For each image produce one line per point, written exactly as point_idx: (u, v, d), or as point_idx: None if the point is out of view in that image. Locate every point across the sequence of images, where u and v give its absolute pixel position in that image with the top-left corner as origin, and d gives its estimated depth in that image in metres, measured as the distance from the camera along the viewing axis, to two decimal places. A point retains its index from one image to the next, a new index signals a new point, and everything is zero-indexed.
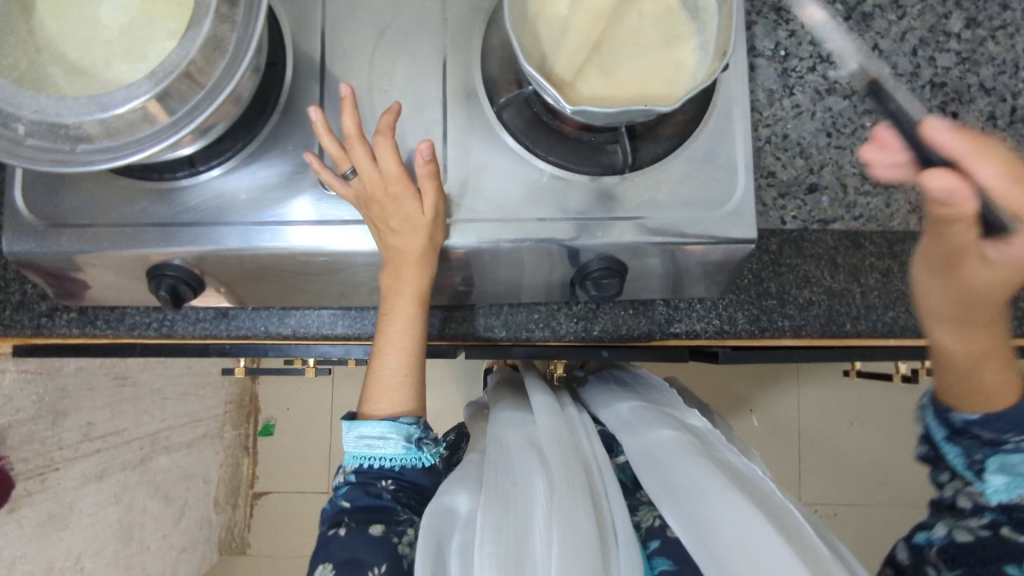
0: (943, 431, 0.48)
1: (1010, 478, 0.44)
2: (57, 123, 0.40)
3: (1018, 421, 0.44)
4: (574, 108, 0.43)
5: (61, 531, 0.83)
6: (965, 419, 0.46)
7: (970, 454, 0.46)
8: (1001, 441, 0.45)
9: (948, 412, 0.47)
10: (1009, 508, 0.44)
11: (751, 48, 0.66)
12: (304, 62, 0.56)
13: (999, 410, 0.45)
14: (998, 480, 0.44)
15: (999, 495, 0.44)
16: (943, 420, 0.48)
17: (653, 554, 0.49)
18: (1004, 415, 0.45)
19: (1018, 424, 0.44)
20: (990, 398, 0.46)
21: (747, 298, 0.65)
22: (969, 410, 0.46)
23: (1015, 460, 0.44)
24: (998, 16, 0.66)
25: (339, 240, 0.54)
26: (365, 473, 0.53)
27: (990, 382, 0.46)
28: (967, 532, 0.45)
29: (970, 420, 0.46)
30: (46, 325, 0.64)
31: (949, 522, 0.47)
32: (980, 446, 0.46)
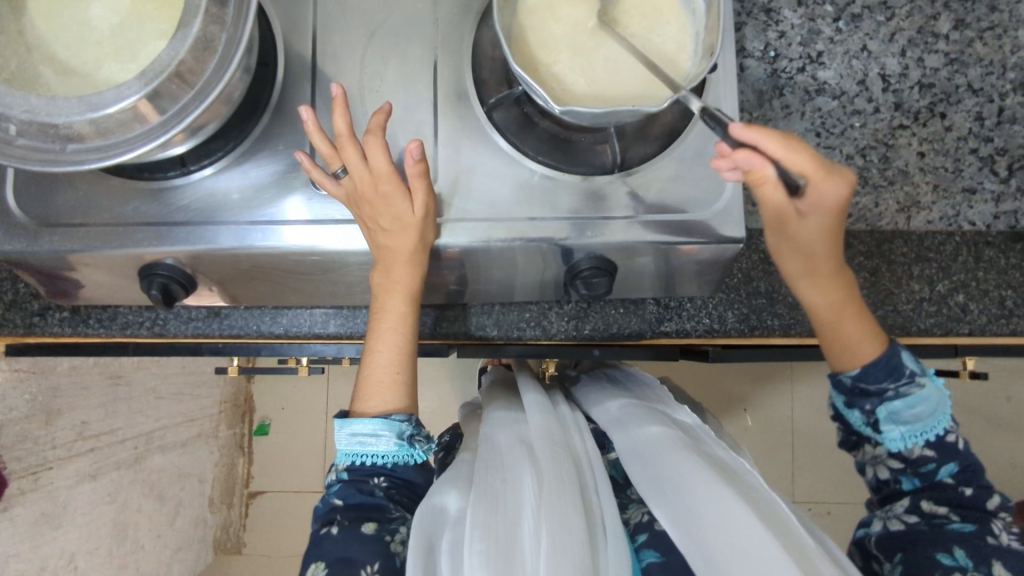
0: (842, 398, 0.52)
1: (905, 427, 0.50)
2: (47, 124, 0.40)
3: (890, 368, 0.50)
4: (562, 108, 0.44)
5: (54, 531, 0.83)
6: (852, 377, 0.51)
7: (864, 410, 0.51)
8: (884, 390, 0.50)
9: (837, 375, 0.52)
10: (915, 462, 0.50)
11: (742, 49, 0.66)
12: (295, 62, 0.56)
13: (868, 359, 0.51)
14: (894, 430, 0.50)
15: (897, 444, 0.50)
16: (838, 387, 0.52)
17: (641, 547, 0.50)
18: (875, 364, 0.50)
19: (890, 370, 0.50)
20: (862, 351, 0.51)
21: (736, 298, 0.65)
22: (850, 366, 0.51)
23: (898, 408, 0.49)
24: (986, 17, 0.66)
25: (330, 240, 0.54)
26: (357, 470, 0.54)
27: (858, 338, 0.51)
28: (898, 520, 0.50)
29: (856, 377, 0.51)
30: (38, 325, 0.64)
31: (882, 515, 0.51)
32: (868, 399, 0.50)
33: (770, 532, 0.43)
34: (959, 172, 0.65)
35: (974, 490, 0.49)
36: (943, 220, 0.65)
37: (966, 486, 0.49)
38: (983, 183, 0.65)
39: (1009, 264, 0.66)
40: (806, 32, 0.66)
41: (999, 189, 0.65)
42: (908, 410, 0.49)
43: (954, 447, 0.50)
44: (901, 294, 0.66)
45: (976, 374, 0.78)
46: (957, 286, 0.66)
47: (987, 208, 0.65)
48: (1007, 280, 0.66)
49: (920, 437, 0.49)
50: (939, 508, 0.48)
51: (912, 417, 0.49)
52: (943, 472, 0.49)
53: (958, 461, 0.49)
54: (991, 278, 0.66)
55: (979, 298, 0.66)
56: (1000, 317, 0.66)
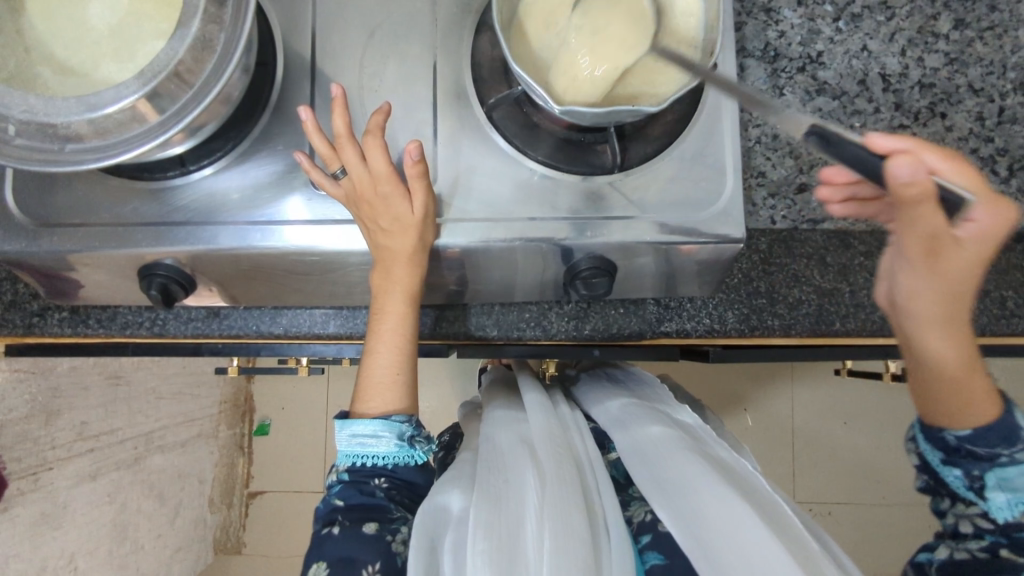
0: (939, 455, 0.50)
1: (1012, 495, 0.47)
2: (46, 124, 0.40)
3: (1006, 434, 0.47)
4: (562, 108, 0.44)
5: (54, 531, 0.83)
6: (958, 436, 0.48)
7: (970, 473, 0.48)
8: (997, 455, 0.47)
9: (939, 431, 0.49)
10: (1009, 527, 0.47)
11: (741, 48, 0.66)
12: (294, 61, 0.56)
13: (982, 423, 0.47)
14: (1000, 497, 0.47)
15: (1003, 512, 0.47)
16: (936, 442, 0.50)
17: (645, 548, 0.50)
18: (990, 426, 0.47)
19: (1004, 438, 0.47)
20: (980, 411, 0.48)
21: (736, 298, 0.65)
22: (960, 424, 0.48)
23: (1009, 473, 0.46)
24: (986, 16, 0.66)
25: (330, 240, 0.54)
26: (358, 472, 0.54)
27: (977, 395, 0.48)
28: (966, 551, 0.48)
29: (963, 437, 0.48)
30: (37, 325, 0.64)
31: (949, 545, 0.50)
32: (976, 462, 0.47)
33: (772, 532, 0.43)
34: None
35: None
36: None
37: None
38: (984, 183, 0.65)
39: (1009, 264, 0.66)
40: (806, 32, 0.66)
41: (1000, 188, 0.65)
42: (1021, 478, 0.46)
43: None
44: None
45: None
46: None
47: None
48: (1007, 280, 0.66)
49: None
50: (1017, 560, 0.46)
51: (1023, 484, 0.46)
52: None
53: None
54: (992, 279, 0.66)
55: (980, 298, 0.66)
56: (1002, 318, 0.65)
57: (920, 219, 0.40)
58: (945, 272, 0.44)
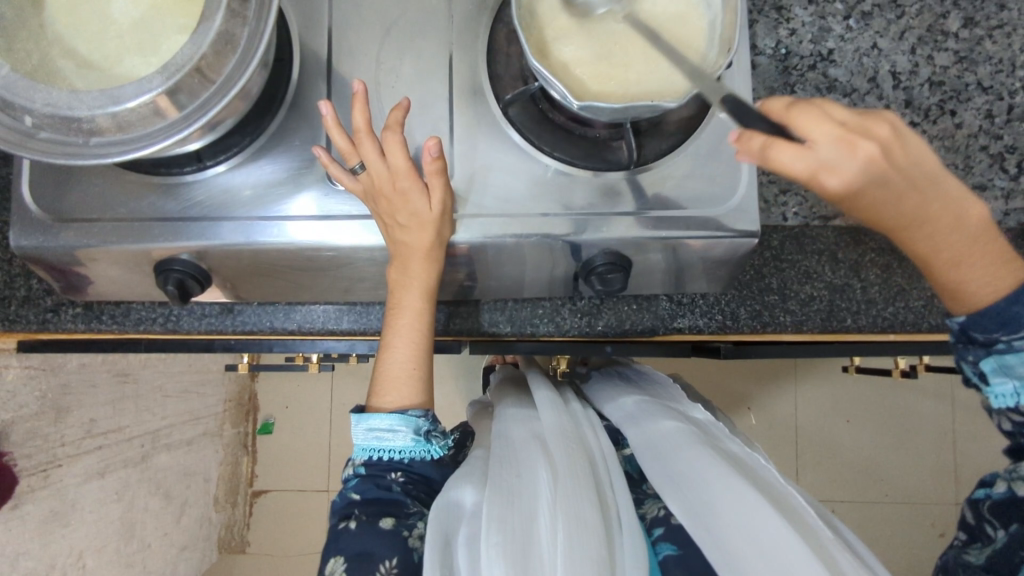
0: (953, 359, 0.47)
1: (1017, 380, 0.42)
2: (70, 117, 0.40)
3: (1005, 319, 0.42)
4: (581, 104, 0.44)
5: (63, 528, 0.83)
6: (957, 323, 0.44)
7: (967, 361, 0.45)
8: (993, 342, 0.43)
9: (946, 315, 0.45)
10: None
11: (753, 46, 0.67)
12: (311, 57, 0.56)
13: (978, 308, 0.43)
14: (1005, 384, 0.43)
15: (1005, 400, 0.43)
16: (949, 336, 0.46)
17: (657, 540, 0.50)
18: (984, 312, 0.42)
19: (1006, 321, 0.42)
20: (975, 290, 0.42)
21: (748, 295, 0.66)
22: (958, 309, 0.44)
23: (1009, 361, 0.43)
24: (996, 15, 0.67)
25: (346, 236, 0.54)
26: (374, 466, 0.54)
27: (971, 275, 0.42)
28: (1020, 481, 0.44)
29: (961, 323, 0.44)
30: (51, 321, 0.64)
31: (1007, 476, 0.46)
32: (971, 348, 0.44)
33: (785, 520, 0.43)
34: (969, 170, 0.66)
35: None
36: None
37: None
38: (992, 181, 0.66)
39: None
40: (817, 30, 0.67)
41: (1009, 186, 0.66)
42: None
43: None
44: (911, 291, 0.66)
45: None
46: None
47: (997, 205, 0.66)
48: None
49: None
50: None
51: None
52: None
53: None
54: None
55: None
56: None
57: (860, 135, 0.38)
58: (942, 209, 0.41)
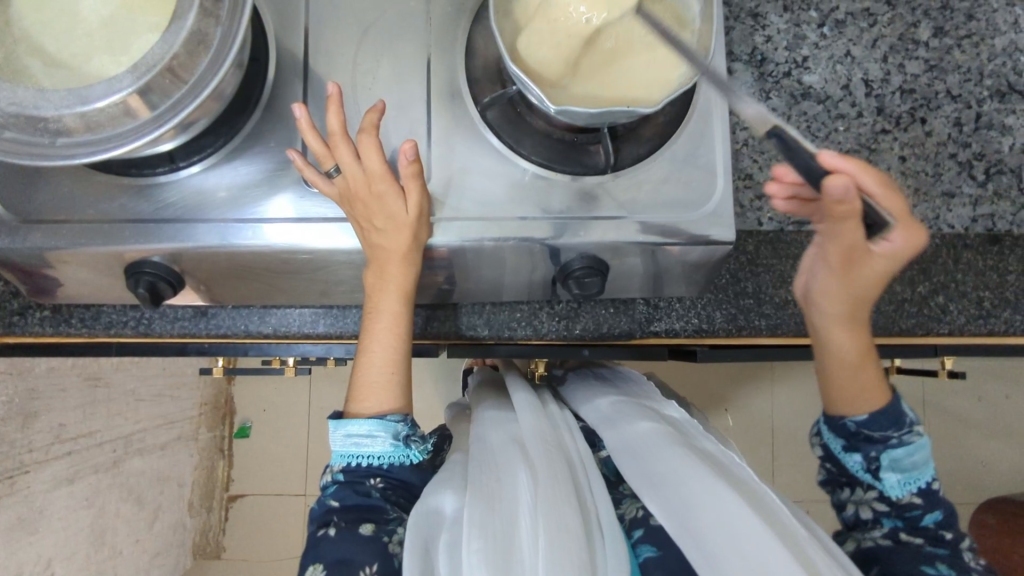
0: (841, 442, 0.53)
1: (905, 474, 0.51)
2: (36, 117, 0.39)
3: (893, 419, 0.51)
4: (557, 108, 0.44)
5: (30, 537, 0.81)
6: (856, 423, 0.52)
7: (867, 456, 0.52)
8: (887, 439, 0.51)
9: (840, 419, 0.53)
10: (901, 506, 0.51)
11: (729, 52, 0.67)
12: (287, 58, 0.55)
13: (873, 409, 0.52)
14: (892, 478, 0.51)
15: (895, 491, 0.52)
16: (838, 431, 0.53)
17: (638, 542, 0.50)
18: (881, 412, 0.52)
19: (893, 422, 0.52)
20: (866, 399, 0.52)
21: (725, 298, 0.66)
22: (856, 412, 0.52)
23: (899, 455, 0.51)
24: (964, 25, 0.68)
25: (322, 239, 0.54)
26: (353, 472, 0.53)
27: (864, 388, 0.52)
28: (873, 541, 0.52)
29: (860, 423, 0.52)
30: (18, 324, 0.62)
31: (855, 537, 0.54)
32: (872, 445, 0.52)
33: (763, 520, 0.44)
34: (939, 177, 0.67)
35: (955, 534, 0.51)
36: (923, 223, 0.67)
37: (946, 530, 0.51)
38: (961, 188, 0.67)
39: (987, 265, 0.68)
40: (792, 37, 0.68)
41: (976, 193, 0.67)
42: (909, 458, 0.51)
43: (939, 496, 0.52)
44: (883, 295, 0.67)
45: (954, 373, 0.80)
46: (937, 287, 0.68)
47: (965, 212, 0.67)
48: (984, 281, 0.68)
49: (913, 486, 0.51)
50: (915, 540, 0.50)
51: (911, 464, 0.51)
52: (928, 519, 0.51)
53: (942, 509, 0.52)
54: (969, 280, 0.68)
55: (957, 298, 0.68)
56: (977, 318, 0.67)
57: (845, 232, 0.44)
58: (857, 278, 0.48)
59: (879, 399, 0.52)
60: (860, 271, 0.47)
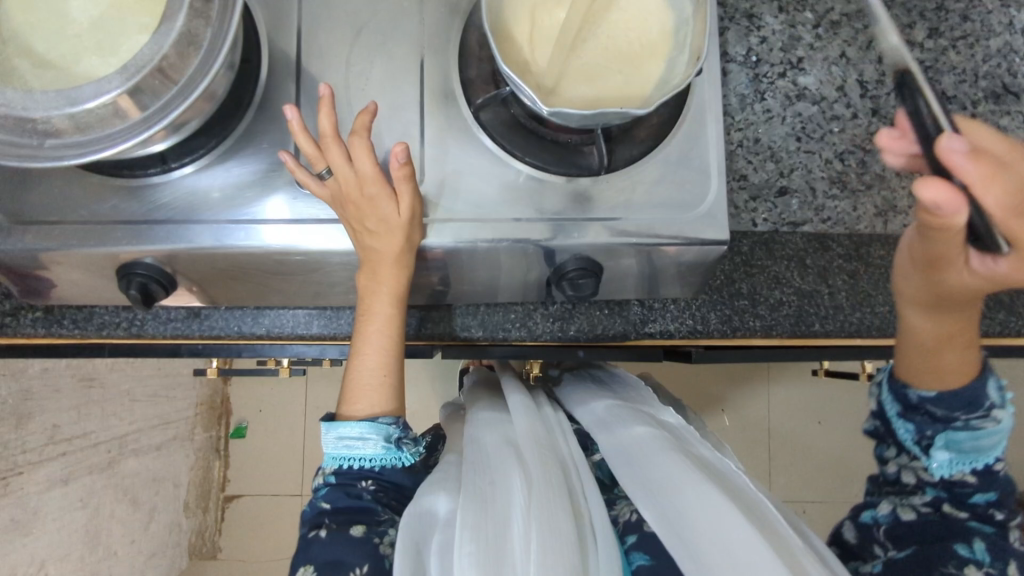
0: (897, 407, 0.52)
1: (960, 454, 0.49)
2: (24, 118, 0.39)
3: (966, 401, 0.49)
4: (551, 111, 0.43)
5: (24, 538, 0.81)
6: (921, 396, 0.50)
7: (921, 428, 0.50)
8: (952, 418, 0.49)
9: (904, 387, 0.51)
10: (952, 483, 0.50)
11: (724, 53, 0.67)
12: (280, 59, 0.55)
13: (948, 389, 0.49)
14: (943, 455, 0.50)
15: (942, 470, 0.50)
16: (898, 396, 0.52)
17: (630, 549, 0.50)
18: (957, 392, 0.49)
19: (966, 403, 0.49)
20: (946, 379, 0.49)
21: (719, 300, 0.66)
22: (926, 387, 0.50)
23: (960, 437, 0.49)
24: (959, 26, 0.68)
25: (316, 240, 0.54)
26: (344, 474, 0.53)
27: (945, 369, 0.49)
28: (912, 511, 0.51)
29: (926, 397, 0.50)
30: (10, 325, 0.62)
31: (893, 501, 0.53)
32: (931, 421, 0.50)
33: (755, 528, 0.44)
34: None
35: (1005, 514, 0.50)
36: None
37: (998, 510, 0.50)
38: None
39: None
40: (787, 38, 0.68)
41: None
42: (971, 441, 0.49)
43: (997, 476, 0.50)
44: (878, 296, 0.67)
45: None
46: None
47: None
48: None
49: (967, 466, 0.49)
50: (959, 514, 0.50)
51: (970, 447, 0.49)
52: (979, 497, 0.50)
53: (998, 490, 0.50)
54: None
55: None
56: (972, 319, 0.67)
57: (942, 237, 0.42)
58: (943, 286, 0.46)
59: (958, 381, 0.49)
60: (942, 278, 0.45)
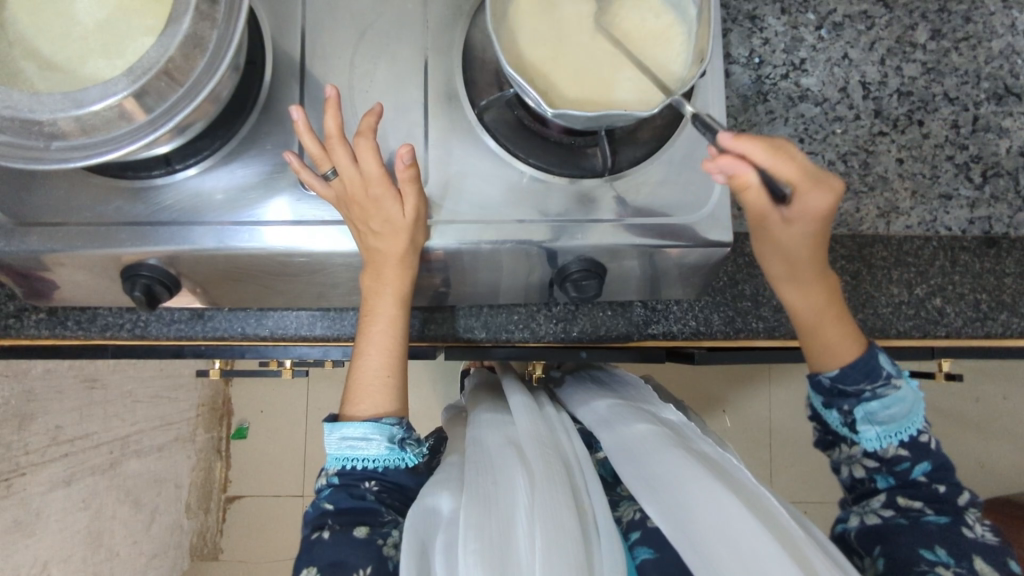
0: (820, 399, 0.54)
1: (881, 427, 0.51)
2: (30, 120, 0.38)
3: (867, 369, 0.51)
4: (556, 111, 0.43)
5: (26, 538, 0.81)
6: (830, 378, 0.52)
7: (842, 410, 0.52)
8: (862, 391, 0.51)
9: (816, 376, 0.53)
10: (890, 461, 0.51)
11: (727, 55, 0.67)
12: (285, 60, 0.55)
13: (847, 362, 0.52)
14: (870, 430, 0.51)
15: (873, 443, 0.51)
16: (817, 388, 0.53)
17: (635, 544, 0.50)
18: (853, 365, 0.51)
19: (867, 373, 0.51)
20: (839, 354, 0.52)
21: (722, 301, 0.66)
22: (829, 367, 0.52)
23: (874, 407, 0.51)
24: (962, 28, 0.68)
25: (321, 241, 0.54)
26: (348, 475, 0.53)
27: (837, 341, 0.52)
28: (874, 514, 0.51)
29: (834, 377, 0.52)
30: (13, 327, 0.62)
31: (858, 510, 0.53)
32: (846, 399, 0.52)
33: (761, 523, 0.44)
34: (936, 179, 0.67)
35: (948, 487, 0.51)
36: (921, 225, 0.67)
37: (940, 483, 0.51)
38: (959, 190, 0.67)
39: (984, 268, 0.68)
40: (790, 40, 0.68)
41: (974, 195, 0.67)
42: (885, 411, 0.51)
43: (927, 446, 0.51)
44: (880, 298, 0.67)
45: (951, 375, 0.80)
46: (934, 290, 0.68)
47: (962, 214, 0.67)
48: (982, 284, 0.68)
49: (894, 437, 0.51)
50: (914, 504, 0.50)
51: (887, 417, 0.51)
52: (917, 470, 0.51)
53: (931, 460, 0.51)
54: (966, 282, 0.68)
55: (955, 302, 0.68)
56: (974, 321, 0.67)
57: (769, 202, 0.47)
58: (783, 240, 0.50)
59: (854, 351, 0.52)
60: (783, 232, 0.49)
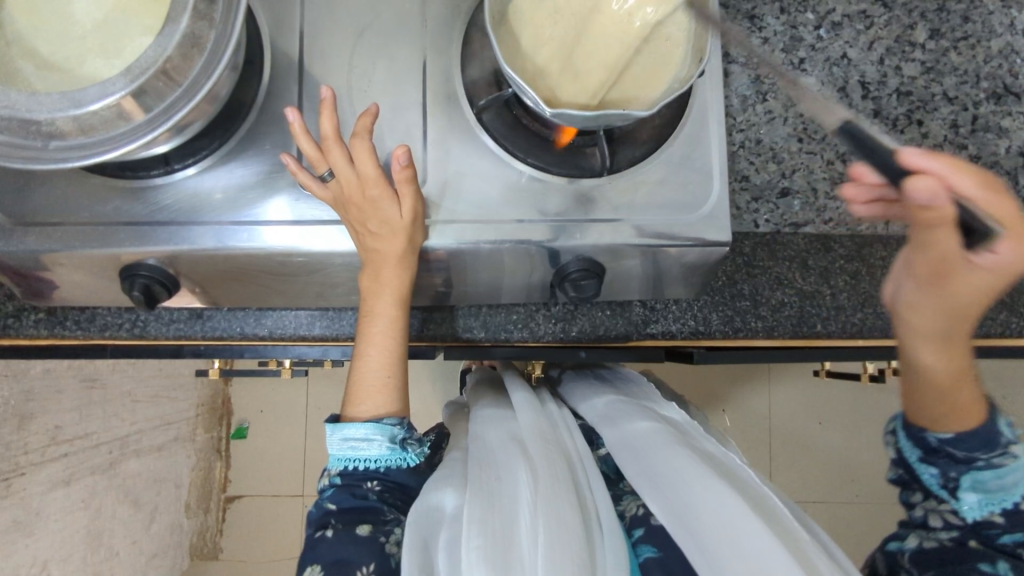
0: (919, 453, 0.51)
1: (985, 495, 0.48)
2: (28, 120, 0.38)
3: (985, 440, 0.48)
4: (554, 112, 0.43)
5: (26, 538, 0.81)
6: (939, 439, 0.49)
7: (945, 473, 0.49)
8: (974, 459, 0.48)
9: (921, 432, 0.50)
10: (980, 525, 0.48)
11: (726, 54, 0.67)
12: (283, 60, 0.55)
13: (968, 429, 0.48)
14: (972, 497, 0.48)
15: (972, 513, 0.48)
16: (916, 440, 0.50)
17: (638, 541, 0.50)
18: (971, 433, 0.48)
19: (984, 442, 0.48)
20: (963, 418, 0.48)
21: (721, 300, 0.66)
22: (942, 428, 0.49)
23: (984, 477, 0.48)
24: (961, 27, 0.68)
25: (320, 240, 0.54)
26: (351, 475, 0.53)
27: (962, 405, 0.48)
28: (936, 540, 0.49)
29: (944, 440, 0.48)
30: (12, 326, 0.62)
31: (920, 534, 0.51)
32: (953, 464, 0.48)
33: (762, 521, 0.43)
34: None
35: None
36: None
37: None
38: None
39: None
40: (789, 39, 0.68)
41: None
42: (996, 481, 0.47)
43: None
44: (879, 297, 0.67)
45: None
46: None
47: None
48: None
49: (996, 506, 0.47)
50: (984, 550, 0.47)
51: (996, 487, 0.47)
52: (1008, 537, 0.47)
53: None
54: None
55: None
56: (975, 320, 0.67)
57: (936, 242, 0.43)
58: (951, 291, 0.46)
59: (974, 419, 0.48)
60: (951, 283, 0.45)
